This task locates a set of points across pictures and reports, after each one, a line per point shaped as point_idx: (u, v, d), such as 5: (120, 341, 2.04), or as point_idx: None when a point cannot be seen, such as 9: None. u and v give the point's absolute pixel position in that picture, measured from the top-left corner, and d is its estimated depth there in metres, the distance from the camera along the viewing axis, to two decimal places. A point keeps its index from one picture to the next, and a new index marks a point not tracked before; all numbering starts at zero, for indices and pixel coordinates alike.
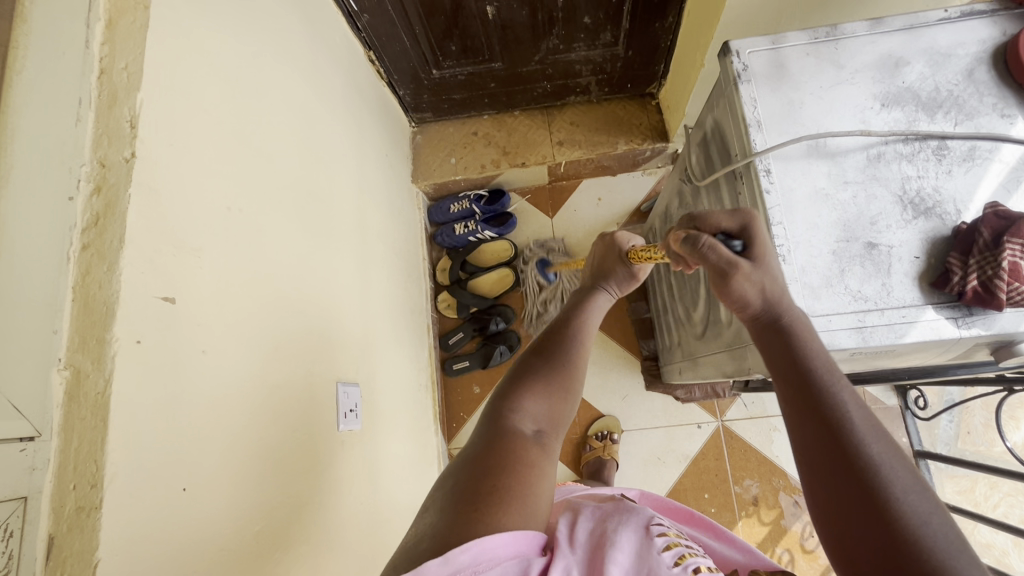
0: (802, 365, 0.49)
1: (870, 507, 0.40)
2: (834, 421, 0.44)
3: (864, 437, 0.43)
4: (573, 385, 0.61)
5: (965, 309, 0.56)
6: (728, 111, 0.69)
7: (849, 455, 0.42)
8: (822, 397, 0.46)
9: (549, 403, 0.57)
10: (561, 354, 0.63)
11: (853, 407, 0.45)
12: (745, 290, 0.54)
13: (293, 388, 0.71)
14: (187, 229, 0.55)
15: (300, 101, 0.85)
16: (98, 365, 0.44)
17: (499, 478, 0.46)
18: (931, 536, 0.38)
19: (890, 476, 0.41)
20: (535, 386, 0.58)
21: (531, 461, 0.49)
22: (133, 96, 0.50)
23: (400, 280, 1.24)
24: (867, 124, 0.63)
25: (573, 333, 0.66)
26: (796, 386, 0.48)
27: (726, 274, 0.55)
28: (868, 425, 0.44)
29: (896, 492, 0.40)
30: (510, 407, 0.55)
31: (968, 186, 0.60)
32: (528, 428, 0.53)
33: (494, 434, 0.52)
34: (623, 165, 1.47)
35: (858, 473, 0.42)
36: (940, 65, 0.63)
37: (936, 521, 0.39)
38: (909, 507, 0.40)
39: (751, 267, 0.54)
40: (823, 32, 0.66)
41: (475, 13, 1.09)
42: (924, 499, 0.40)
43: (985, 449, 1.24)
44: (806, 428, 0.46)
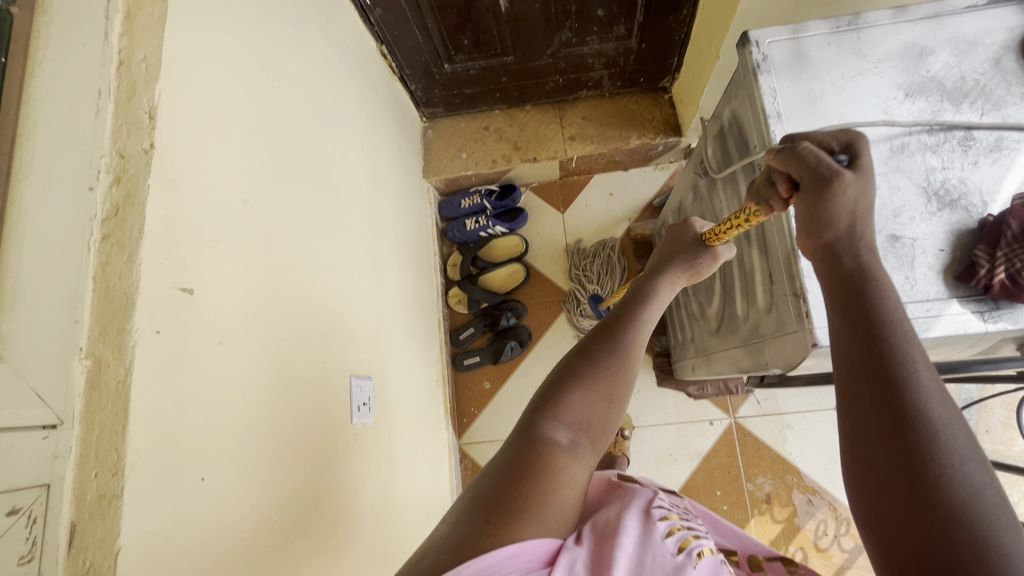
0: (876, 318, 0.44)
1: (919, 472, 0.37)
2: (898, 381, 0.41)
3: (929, 401, 0.40)
4: (620, 388, 0.57)
5: (991, 302, 0.55)
6: (747, 102, 0.68)
7: (909, 419, 0.39)
8: (891, 354, 0.42)
9: (591, 406, 0.54)
10: (606, 357, 0.57)
11: (923, 370, 0.42)
12: (843, 204, 0.47)
13: (307, 381, 0.71)
14: (205, 220, 0.55)
15: (312, 94, 0.84)
16: (118, 355, 0.45)
17: (520, 486, 0.45)
18: (980, 508, 0.35)
19: (948, 445, 0.38)
20: (579, 391, 0.54)
21: (559, 468, 0.48)
22: (152, 87, 0.51)
23: (411, 275, 1.24)
24: (890, 115, 0.62)
25: (624, 327, 0.61)
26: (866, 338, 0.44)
27: (826, 183, 0.47)
28: (932, 390, 0.40)
29: (951, 460, 0.37)
30: (548, 412, 0.53)
31: (994, 177, 0.59)
32: (563, 437, 0.51)
33: (527, 440, 0.50)
34: (635, 159, 1.46)
35: (912, 438, 0.39)
36: (965, 54, 0.62)
37: (987, 494, 0.36)
38: (963, 478, 0.37)
39: (858, 177, 0.46)
40: (845, 21, 0.65)
41: (488, 7, 1.09)
42: (979, 469, 0.37)
43: (1004, 448, 1.21)
44: (867, 385, 0.42)
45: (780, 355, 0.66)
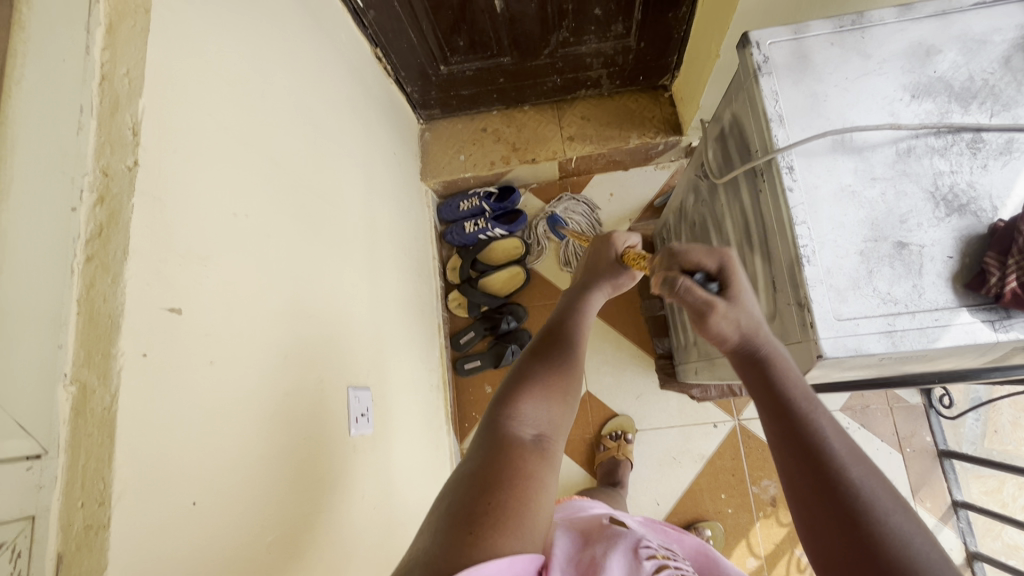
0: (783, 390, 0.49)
1: (852, 530, 0.40)
2: (813, 447, 0.44)
3: (845, 461, 0.43)
4: (569, 386, 0.59)
5: (1002, 311, 0.53)
6: (748, 105, 0.66)
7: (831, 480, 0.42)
8: (803, 425, 0.46)
9: (548, 407, 0.55)
10: (552, 362, 0.59)
11: (834, 432, 0.45)
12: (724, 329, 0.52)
13: (303, 394, 0.70)
14: (194, 236, 0.54)
15: (304, 102, 0.83)
16: (104, 380, 0.44)
17: (494, 495, 0.44)
18: (914, 558, 0.38)
19: (873, 501, 0.41)
20: (533, 392, 0.56)
21: (528, 466, 0.48)
22: (135, 102, 0.49)
23: (410, 281, 1.23)
24: (896, 117, 0.60)
25: (566, 342, 0.63)
26: (779, 412, 0.48)
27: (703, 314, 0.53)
28: (845, 449, 0.44)
29: (880, 515, 0.40)
30: (509, 413, 0.53)
31: (1005, 181, 0.57)
32: (528, 433, 0.52)
33: (493, 443, 0.50)
34: (636, 159, 1.43)
35: (839, 500, 0.41)
36: (973, 53, 0.60)
37: (918, 542, 0.39)
38: (893, 529, 0.40)
39: (726, 305, 0.52)
40: (849, 20, 0.63)
41: (483, 8, 1.07)
42: (908, 520, 0.40)
43: (1013, 449, 1.20)
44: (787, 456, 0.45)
45: None
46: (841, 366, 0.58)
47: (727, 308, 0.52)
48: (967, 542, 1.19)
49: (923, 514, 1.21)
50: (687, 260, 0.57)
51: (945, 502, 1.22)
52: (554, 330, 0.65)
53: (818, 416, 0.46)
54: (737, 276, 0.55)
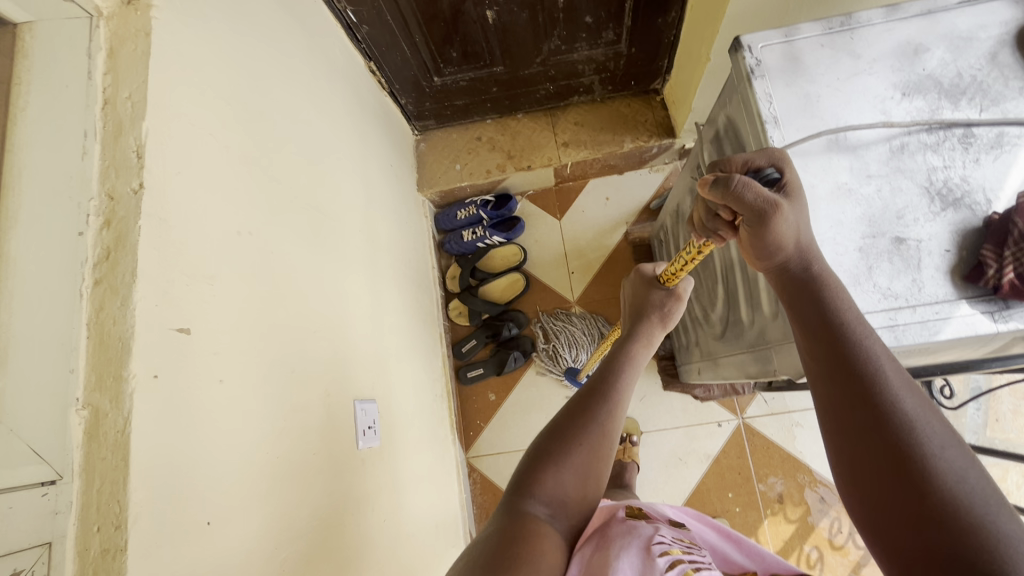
0: (836, 318, 0.49)
1: (905, 462, 0.41)
2: (866, 378, 0.45)
3: (899, 395, 0.44)
4: (596, 460, 0.61)
5: (1001, 302, 0.54)
6: (742, 108, 0.67)
7: (885, 415, 0.44)
8: (857, 357, 0.47)
9: (567, 480, 0.58)
10: (578, 437, 0.61)
11: (888, 364, 0.46)
12: (784, 233, 0.51)
13: (312, 408, 0.70)
14: (200, 255, 0.54)
15: (302, 118, 0.83)
16: (116, 404, 0.43)
17: (510, 550, 0.48)
18: (969, 490, 0.39)
19: (926, 435, 0.42)
20: (553, 464, 0.59)
21: (540, 535, 0.52)
22: (138, 125, 0.49)
23: (410, 290, 1.23)
24: (888, 115, 0.61)
25: (596, 399, 0.65)
26: (830, 343, 0.48)
27: (764, 216, 0.50)
28: (899, 382, 0.45)
29: (932, 449, 0.41)
30: (524, 490, 0.57)
31: (997, 174, 0.58)
32: (541, 511, 0.55)
33: (505, 515, 0.54)
34: (630, 163, 1.45)
35: (890, 433, 0.43)
36: (961, 50, 0.62)
37: (972, 477, 0.40)
38: (946, 464, 0.41)
39: (789, 206, 0.50)
40: (838, 22, 0.64)
41: (474, 19, 1.08)
42: (961, 455, 0.41)
43: (1015, 437, 1.20)
44: (839, 387, 0.47)
45: (788, 362, 0.65)
46: None
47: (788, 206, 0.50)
48: None
49: None
50: (734, 164, 0.56)
51: None
52: (584, 398, 0.66)
53: (873, 346, 0.47)
54: (790, 170, 0.54)
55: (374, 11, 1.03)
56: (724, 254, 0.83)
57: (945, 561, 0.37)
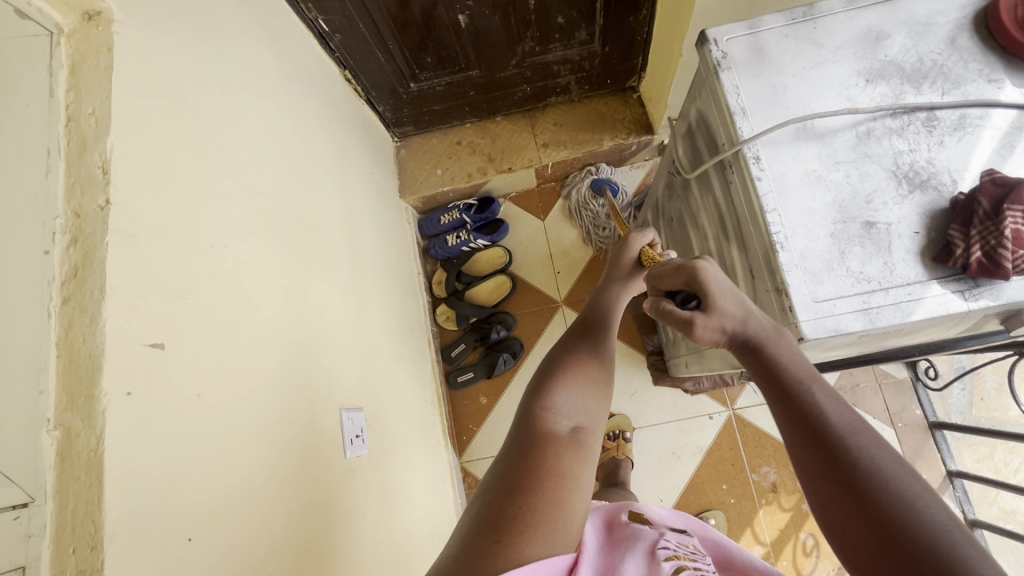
0: (781, 372, 0.50)
1: (861, 500, 0.42)
2: (814, 421, 0.46)
3: (849, 438, 0.45)
4: (602, 379, 0.60)
5: (971, 281, 0.55)
6: (711, 100, 0.68)
7: (833, 458, 0.44)
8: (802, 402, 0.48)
9: (582, 397, 0.56)
10: (582, 358, 0.61)
11: (835, 410, 0.47)
12: (710, 338, 0.55)
13: (294, 418, 0.70)
14: (172, 270, 0.54)
15: (276, 129, 0.83)
16: (88, 423, 0.43)
17: (526, 497, 0.44)
18: (925, 520, 0.39)
19: (879, 468, 0.42)
20: (565, 384, 0.57)
21: (563, 452, 0.49)
22: (103, 141, 0.49)
23: (396, 297, 1.23)
24: (853, 102, 0.62)
25: (601, 330, 0.66)
26: (777, 392, 0.50)
27: (688, 328, 0.56)
28: (846, 418, 0.46)
29: (884, 482, 0.42)
30: (543, 406, 0.54)
31: (961, 155, 0.59)
32: (563, 425, 0.52)
33: (529, 437, 0.51)
34: (611, 161, 1.45)
35: (843, 472, 0.43)
36: (921, 35, 0.63)
37: (929, 505, 0.40)
38: (902, 498, 0.41)
39: (705, 318, 0.54)
40: (801, 12, 0.65)
41: (447, 23, 1.09)
42: (916, 484, 0.42)
43: (1001, 415, 1.22)
44: (791, 436, 0.48)
45: None
46: (822, 346, 0.60)
47: (705, 319, 0.54)
48: (966, 510, 1.18)
49: None
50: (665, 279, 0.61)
51: (940, 473, 1.23)
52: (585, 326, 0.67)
53: (814, 391, 0.48)
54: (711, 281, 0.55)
55: (346, 19, 1.03)
56: (703, 246, 0.83)
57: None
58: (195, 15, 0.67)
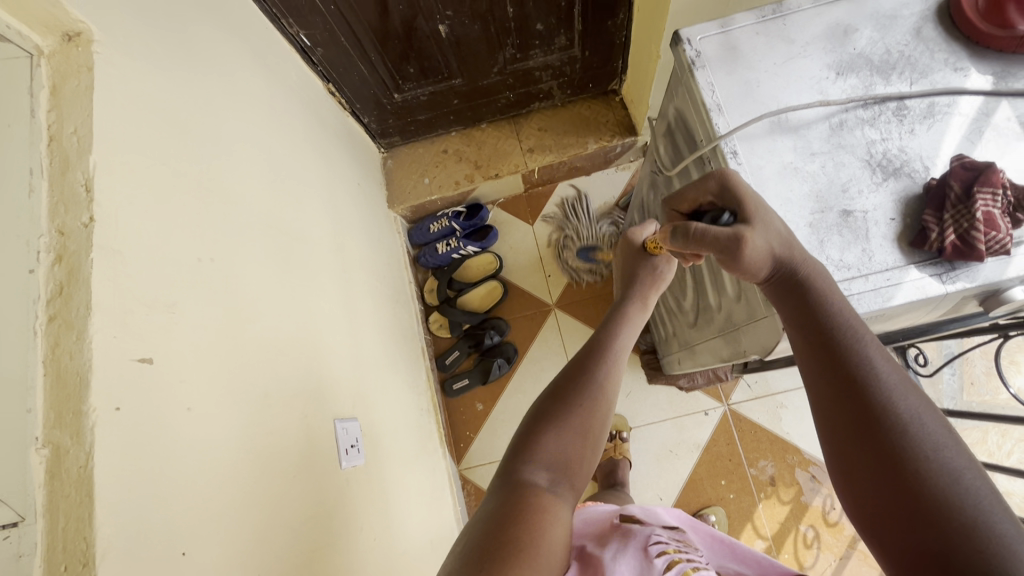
0: (828, 323, 0.49)
1: (899, 466, 0.42)
2: (860, 379, 0.46)
3: (895, 396, 0.44)
4: (595, 425, 0.60)
5: (947, 264, 0.56)
6: (688, 99, 0.69)
7: (879, 414, 0.44)
8: (849, 359, 0.47)
9: (570, 442, 0.57)
10: (577, 399, 0.60)
11: (885, 369, 0.46)
12: (757, 258, 0.52)
13: (287, 429, 0.70)
14: (159, 285, 0.54)
15: (260, 143, 0.83)
16: (77, 439, 0.43)
17: (509, 532, 0.46)
18: (963, 491, 0.39)
19: (920, 436, 0.42)
20: (552, 429, 0.57)
21: (542, 504, 0.50)
22: (86, 159, 0.49)
23: (387, 307, 1.23)
24: (825, 94, 0.63)
25: (598, 362, 0.66)
26: (820, 345, 0.49)
27: (733, 249, 0.53)
28: (895, 380, 0.45)
29: (926, 449, 0.42)
30: (525, 457, 0.55)
31: (932, 142, 0.60)
32: (542, 478, 0.53)
33: (505, 489, 0.51)
34: (597, 163, 1.47)
35: (884, 435, 0.43)
36: (887, 28, 0.64)
37: (967, 477, 0.40)
38: (941, 464, 0.41)
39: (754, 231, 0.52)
40: (770, 10, 0.67)
41: (428, 34, 1.10)
42: (958, 455, 0.41)
43: (991, 399, 1.23)
44: (831, 389, 0.47)
45: (756, 341, 0.67)
46: None
47: (754, 231, 0.52)
48: None
49: None
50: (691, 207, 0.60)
51: None
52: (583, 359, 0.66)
53: (863, 347, 0.47)
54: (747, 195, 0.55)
55: (328, 33, 1.04)
56: None
57: (940, 562, 0.38)
58: (174, 33, 0.68)
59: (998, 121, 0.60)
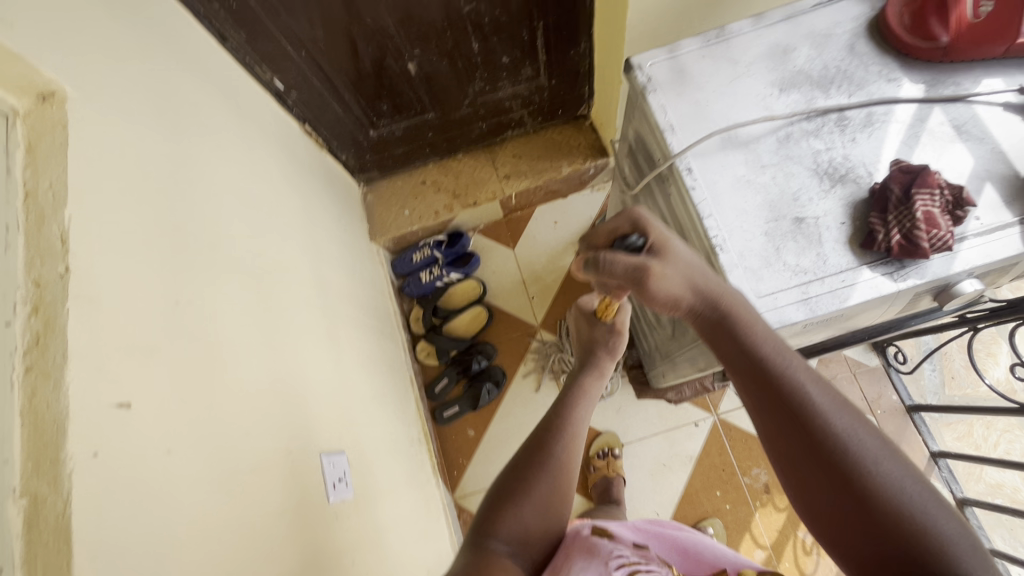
0: (757, 350, 0.52)
1: (850, 484, 0.45)
2: (800, 406, 0.49)
3: (830, 416, 0.48)
4: (557, 497, 0.62)
5: (897, 263, 0.59)
6: (644, 121, 0.73)
7: (820, 438, 0.47)
8: (786, 388, 0.50)
9: (531, 513, 0.60)
10: (539, 472, 0.63)
11: (816, 389, 0.49)
12: (667, 288, 0.54)
13: (272, 467, 0.70)
14: (137, 330, 0.55)
15: (237, 184, 0.85)
16: (55, 487, 0.43)
17: None
18: (907, 499, 0.44)
19: (862, 453, 0.46)
20: (512, 502, 0.60)
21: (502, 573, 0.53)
22: (62, 213, 0.50)
23: (373, 338, 1.24)
24: (771, 110, 0.67)
25: (558, 437, 0.67)
26: (757, 377, 0.51)
27: (641, 280, 0.54)
28: (827, 401, 0.49)
29: (869, 465, 0.45)
30: (485, 529, 0.58)
31: (873, 149, 0.64)
32: (502, 548, 0.56)
33: (469, 554, 0.55)
34: (572, 186, 1.51)
35: (832, 458, 0.46)
36: (822, 45, 0.69)
37: (907, 484, 0.45)
38: (883, 477, 0.45)
39: (659, 264, 0.54)
40: (713, 35, 0.71)
41: (399, 73, 1.16)
42: (895, 463, 0.46)
43: (972, 391, 1.25)
44: (773, 418, 0.50)
45: None
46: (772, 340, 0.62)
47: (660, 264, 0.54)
48: (956, 491, 1.18)
49: None
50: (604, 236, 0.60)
51: (925, 456, 1.25)
52: (544, 430, 0.68)
53: (795, 373, 0.50)
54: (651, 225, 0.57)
55: (301, 76, 1.08)
56: None
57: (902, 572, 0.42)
58: (147, 84, 0.70)
59: (932, 125, 0.63)
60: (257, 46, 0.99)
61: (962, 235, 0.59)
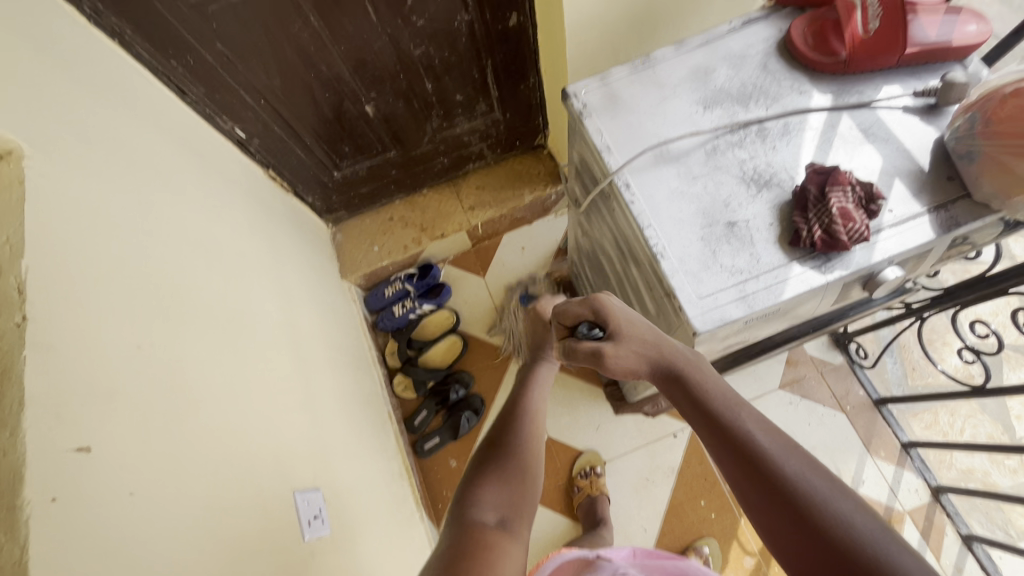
0: (710, 403, 0.58)
1: (804, 519, 0.48)
2: (750, 450, 0.53)
3: (779, 458, 0.52)
4: (528, 472, 0.63)
5: (823, 257, 0.63)
6: (584, 144, 0.77)
7: (771, 481, 0.51)
8: (737, 434, 0.54)
9: (507, 490, 0.60)
10: (512, 451, 0.65)
11: (762, 435, 0.54)
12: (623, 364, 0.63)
13: (243, 506, 0.70)
14: (97, 376, 0.56)
15: (199, 229, 0.87)
16: (9, 534, 0.42)
17: (462, 564, 0.48)
18: (857, 535, 0.46)
19: (813, 491, 0.49)
20: (491, 480, 0.60)
21: (493, 543, 0.52)
22: (18, 263, 0.50)
23: (346, 373, 1.24)
24: (698, 126, 0.72)
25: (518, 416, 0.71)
26: (710, 426, 0.57)
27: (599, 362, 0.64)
28: (776, 445, 0.53)
29: (817, 502, 0.48)
30: (468, 503, 0.57)
31: (792, 155, 0.69)
32: (490, 518, 0.55)
33: (457, 530, 0.53)
34: (535, 212, 1.56)
35: (785, 496, 0.49)
36: (739, 66, 0.75)
37: (858, 520, 0.47)
38: (834, 513, 0.48)
39: (613, 347, 0.64)
40: (640, 62, 0.77)
41: (358, 115, 1.21)
42: (845, 501, 0.48)
43: (933, 380, 1.30)
44: (730, 464, 0.54)
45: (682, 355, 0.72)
46: (717, 338, 0.66)
47: (613, 346, 0.64)
48: (928, 478, 1.25)
49: (881, 465, 1.27)
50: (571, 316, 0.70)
51: (897, 447, 1.28)
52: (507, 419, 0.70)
53: (744, 421, 0.55)
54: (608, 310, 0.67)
55: (261, 123, 1.12)
56: (613, 268, 0.90)
57: None
58: (102, 137, 0.72)
59: (842, 130, 0.69)
60: (216, 98, 1.03)
61: (879, 227, 0.64)
